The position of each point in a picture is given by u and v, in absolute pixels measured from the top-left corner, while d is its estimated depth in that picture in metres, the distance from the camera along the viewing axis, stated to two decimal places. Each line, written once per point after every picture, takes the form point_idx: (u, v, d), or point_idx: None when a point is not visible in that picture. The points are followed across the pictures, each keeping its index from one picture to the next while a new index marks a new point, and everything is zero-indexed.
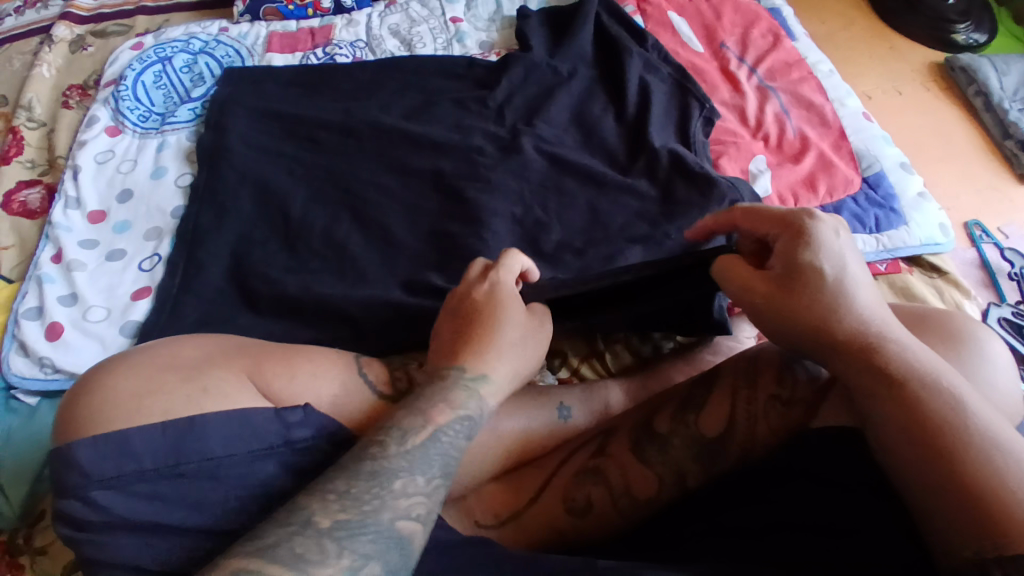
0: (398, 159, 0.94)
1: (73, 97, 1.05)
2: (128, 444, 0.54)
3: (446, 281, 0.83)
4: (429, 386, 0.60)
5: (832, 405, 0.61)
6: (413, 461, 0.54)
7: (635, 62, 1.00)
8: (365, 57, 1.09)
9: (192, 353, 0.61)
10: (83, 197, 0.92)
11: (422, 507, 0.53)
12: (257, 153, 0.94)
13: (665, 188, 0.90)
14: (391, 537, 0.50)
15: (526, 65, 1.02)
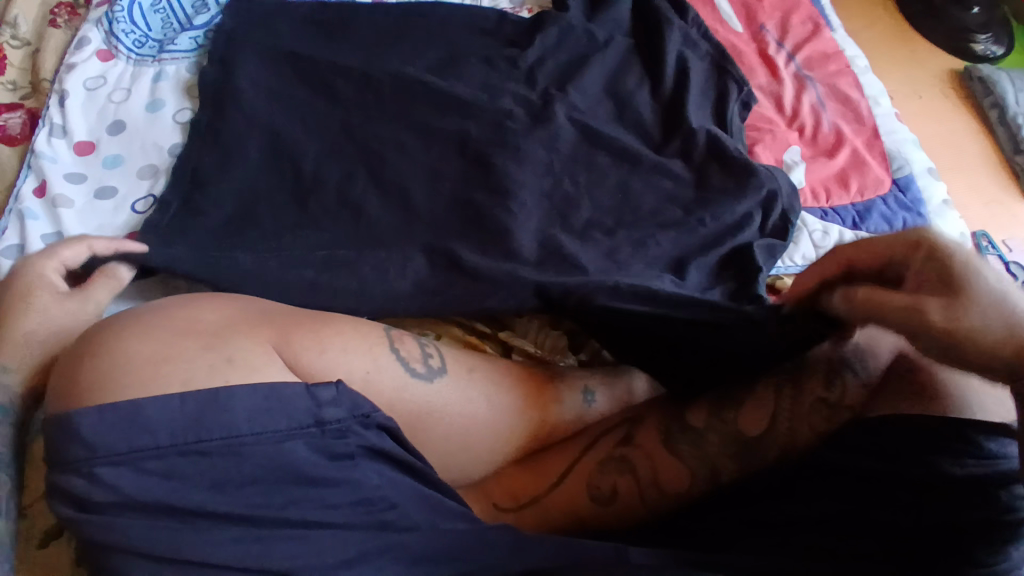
0: (423, 118, 0.87)
1: (60, 15, 0.94)
2: (141, 416, 0.49)
3: (471, 251, 0.77)
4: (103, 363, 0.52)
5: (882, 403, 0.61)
6: None
7: (675, 37, 0.97)
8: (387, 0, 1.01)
9: (213, 318, 0.57)
10: (70, 125, 0.82)
11: None
12: (267, 96, 0.87)
13: (699, 173, 0.87)
14: None
15: (561, 26, 0.97)
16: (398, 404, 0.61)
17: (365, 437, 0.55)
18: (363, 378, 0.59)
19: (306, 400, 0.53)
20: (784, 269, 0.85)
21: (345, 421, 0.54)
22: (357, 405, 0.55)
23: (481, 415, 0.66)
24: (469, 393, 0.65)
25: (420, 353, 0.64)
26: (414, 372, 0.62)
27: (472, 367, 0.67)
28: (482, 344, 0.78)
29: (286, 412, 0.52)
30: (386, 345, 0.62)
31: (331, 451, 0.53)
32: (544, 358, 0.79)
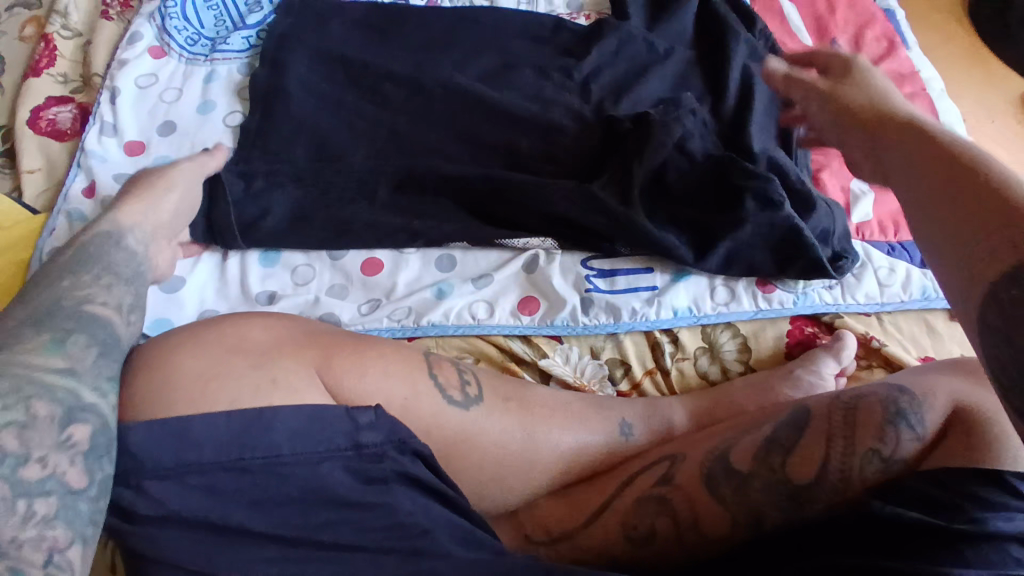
0: (470, 128, 0.85)
1: (114, 7, 0.95)
2: (188, 433, 0.47)
3: None
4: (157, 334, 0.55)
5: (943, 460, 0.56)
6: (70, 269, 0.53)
7: (740, 51, 0.92)
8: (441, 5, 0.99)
9: (258, 335, 0.55)
10: (121, 124, 0.83)
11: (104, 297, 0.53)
12: (315, 99, 0.86)
13: None
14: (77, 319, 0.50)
15: (621, 36, 0.93)
16: (435, 431, 0.59)
17: (401, 462, 0.52)
18: (402, 405, 0.58)
19: (345, 422, 0.51)
20: (844, 308, 0.81)
21: (383, 445, 0.52)
22: (396, 430, 0.52)
23: (516, 445, 0.64)
24: (507, 422, 0.64)
25: (458, 380, 0.62)
26: (450, 402, 0.60)
27: (509, 395, 0.66)
28: (520, 371, 0.77)
29: (325, 435, 0.50)
30: (425, 372, 0.61)
31: (366, 475, 0.51)
32: (583, 386, 0.77)
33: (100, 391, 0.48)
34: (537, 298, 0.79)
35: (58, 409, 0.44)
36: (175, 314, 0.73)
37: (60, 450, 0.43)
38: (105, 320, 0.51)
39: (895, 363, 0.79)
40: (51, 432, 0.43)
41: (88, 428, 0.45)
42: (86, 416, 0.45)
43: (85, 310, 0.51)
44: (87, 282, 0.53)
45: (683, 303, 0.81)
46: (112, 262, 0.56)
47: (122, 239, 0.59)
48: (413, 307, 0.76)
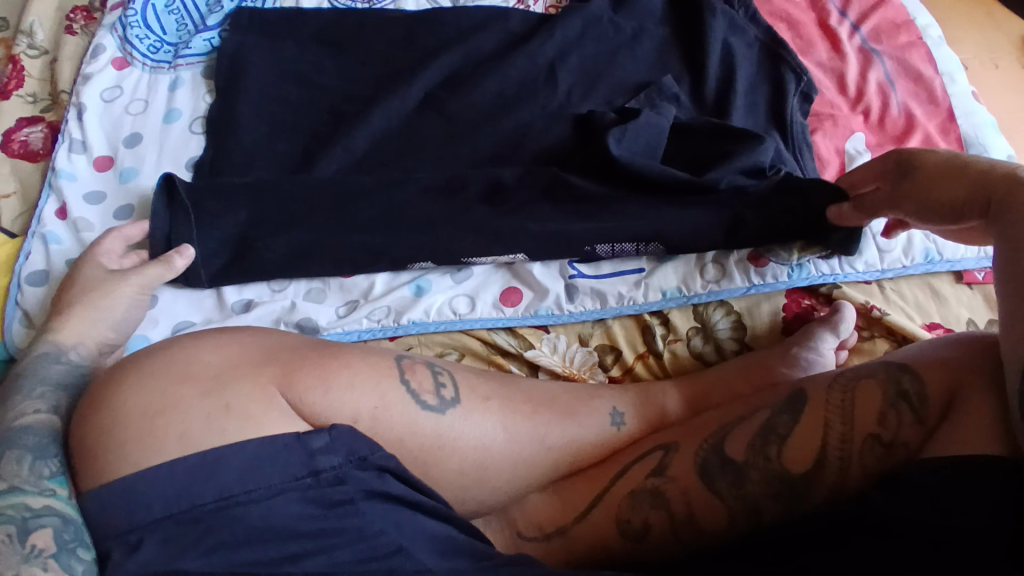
0: (437, 120, 0.82)
1: (77, 21, 0.93)
2: (133, 493, 0.48)
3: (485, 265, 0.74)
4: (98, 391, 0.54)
5: (944, 439, 0.54)
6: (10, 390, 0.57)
7: (719, 26, 0.87)
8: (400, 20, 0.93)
9: (216, 359, 0.55)
10: (89, 141, 0.82)
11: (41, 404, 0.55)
12: (277, 98, 0.83)
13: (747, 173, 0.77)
14: (15, 431, 0.53)
15: (586, 17, 0.89)
16: (409, 439, 0.58)
17: (365, 480, 0.52)
18: (371, 416, 0.57)
19: (298, 450, 0.51)
20: (842, 278, 0.78)
21: (342, 466, 0.51)
22: (353, 449, 0.52)
23: (498, 447, 0.62)
24: (487, 423, 0.62)
25: (433, 383, 0.61)
26: (425, 407, 0.59)
27: (488, 394, 0.63)
28: (507, 363, 0.74)
29: (279, 466, 0.50)
30: (398, 378, 0.59)
31: (327, 499, 0.50)
32: (573, 375, 0.75)
33: (47, 490, 0.49)
34: (519, 289, 0.77)
35: (11, 527, 0.46)
36: (150, 331, 0.72)
37: (28, 563, 0.45)
38: (43, 424, 0.54)
39: (898, 331, 0.75)
40: (14, 551, 0.45)
41: (48, 531, 0.46)
42: (42, 522, 0.47)
43: (19, 424, 0.53)
44: (23, 399, 0.56)
45: (671, 284, 0.78)
46: (48, 376, 0.58)
47: (62, 355, 0.61)
48: (392, 307, 0.74)
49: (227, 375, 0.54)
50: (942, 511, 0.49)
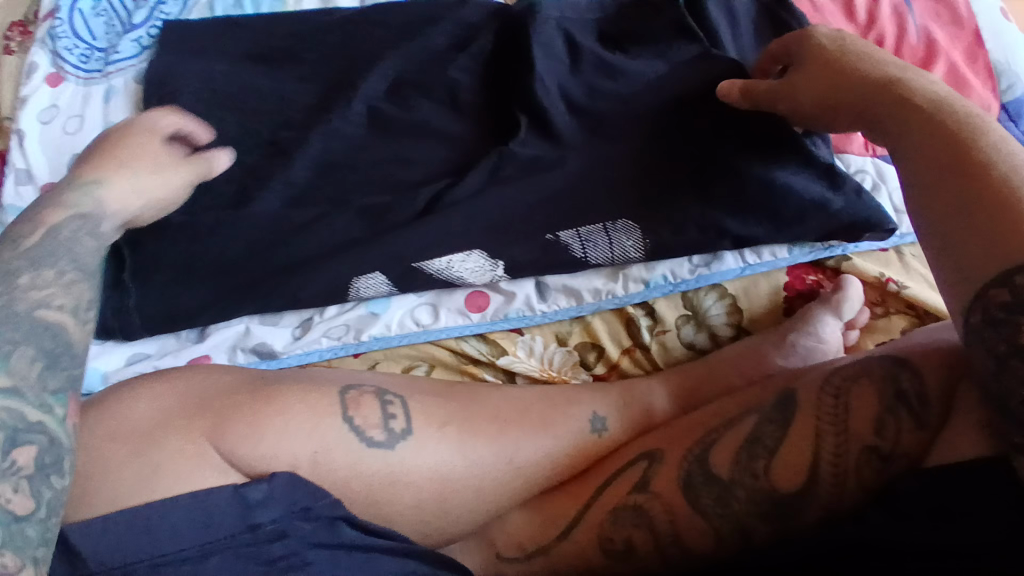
0: (385, 106, 0.75)
1: (11, 37, 0.90)
2: (89, 544, 0.48)
3: (444, 266, 0.68)
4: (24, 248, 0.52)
5: (953, 442, 0.47)
6: (38, 255, 0.52)
7: None
8: None
9: (145, 415, 0.53)
10: (34, 169, 0.78)
11: (64, 297, 0.51)
12: (210, 102, 0.77)
13: (748, 147, 0.67)
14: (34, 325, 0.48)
15: None
16: (355, 480, 0.55)
17: (311, 530, 0.52)
18: (311, 460, 0.53)
19: (234, 504, 0.50)
20: (852, 248, 0.70)
21: (280, 521, 0.50)
22: (294, 499, 0.51)
23: (459, 475, 0.58)
24: (443, 451, 0.57)
25: (381, 415, 0.57)
26: (370, 444, 0.55)
27: (444, 419, 0.59)
28: (480, 372, 0.70)
29: (213, 523, 0.49)
30: (337, 419, 0.55)
31: (265, 555, 0.50)
32: (553, 378, 0.70)
33: (47, 405, 0.47)
34: (485, 291, 0.70)
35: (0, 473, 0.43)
36: (106, 361, 0.69)
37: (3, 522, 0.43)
38: (59, 328, 0.50)
39: (917, 306, 0.68)
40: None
41: (32, 449, 0.45)
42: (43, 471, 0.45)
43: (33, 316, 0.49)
44: (22, 287, 0.49)
45: (656, 272, 0.70)
46: (77, 253, 0.54)
47: (94, 228, 0.57)
48: (351, 322, 0.69)
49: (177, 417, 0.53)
50: (948, 527, 0.43)
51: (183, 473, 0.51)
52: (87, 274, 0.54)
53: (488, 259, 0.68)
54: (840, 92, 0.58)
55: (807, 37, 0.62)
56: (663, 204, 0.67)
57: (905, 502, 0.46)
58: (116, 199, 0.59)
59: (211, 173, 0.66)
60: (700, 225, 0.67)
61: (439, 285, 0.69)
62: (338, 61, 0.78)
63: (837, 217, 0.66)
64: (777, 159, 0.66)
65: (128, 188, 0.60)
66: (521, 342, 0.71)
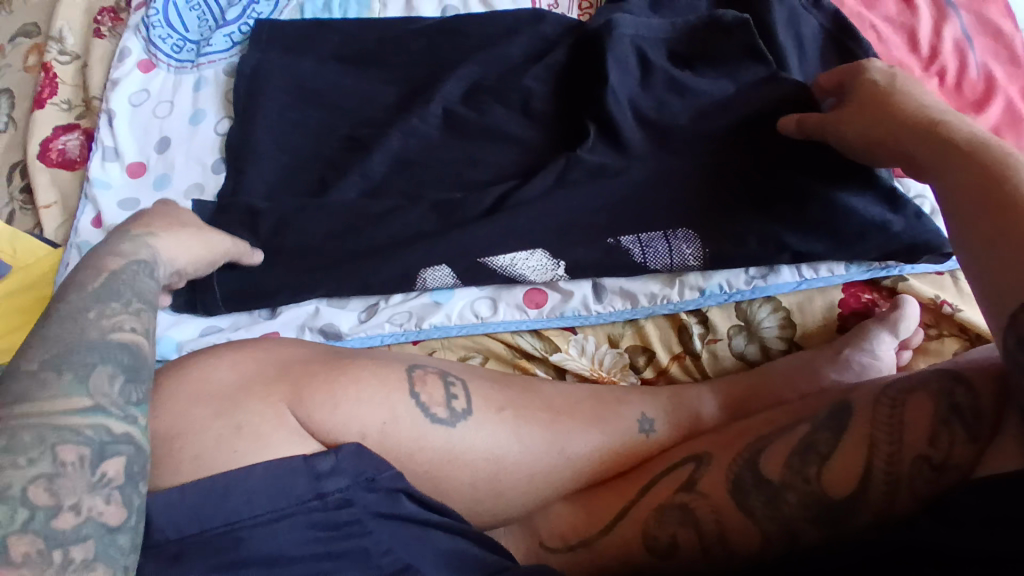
0: (459, 110, 0.79)
1: (104, 23, 0.96)
2: (166, 504, 0.49)
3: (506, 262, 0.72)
4: (106, 277, 0.54)
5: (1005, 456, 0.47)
6: (100, 291, 0.53)
7: (779, 9, 0.79)
8: (417, 6, 0.89)
9: (226, 378, 0.56)
10: (122, 147, 0.83)
11: (134, 322, 0.53)
12: (296, 98, 0.82)
13: (807, 169, 0.70)
14: (109, 346, 0.50)
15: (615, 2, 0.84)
16: (419, 454, 0.57)
17: (373, 501, 0.53)
18: (380, 431, 0.57)
19: (305, 472, 0.52)
20: (909, 268, 0.71)
21: (348, 491, 0.52)
22: (360, 470, 0.53)
23: (513, 459, 0.61)
24: (500, 435, 0.60)
25: (445, 394, 0.60)
26: (435, 420, 0.58)
27: (503, 403, 0.62)
28: (532, 366, 0.72)
29: (285, 490, 0.51)
30: (406, 392, 0.59)
31: (331, 521, 0.52)
32: (602, 377, 0.72)
33: (130, 416, 0.48)
34: (543, 288, 0.73)
35: (90, 449, 0.45)
36: (179, 331, 0.73)
37: (94, 492, 0.44)
38: (133, 345, 0.51)
39: (970, 332, 0.68)
40: (83, 476, 0.44)
41: (122, 458, 0.46)
42: (119, 448, 0.46)
43: (114, 338, 0.50)
44: (119, 308, 0.53)
45: (713, 281, 0.72)
46: (147, 290, 0.56)
47: (156, 270, 0.59)
48: (414, 309, 0.73)
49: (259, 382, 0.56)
50: (998, 535, 0.43)
51: (262, 437, 0.53)
52: (147, 301, 0.55)
53: (549, 258, 0.71)
54: (887, 125, 0.61)
55: (860, 77, 0.66)
56: (723, 217, 0.71)
57: (957, 511, 0.47)
58: (168, 248, 0.62)
59: (249, 261, 0.72)
60: (759, 238, 0.70)
61: (501, 280, 0.72)
62: (418, 67, 0.83)
63: (896, 239, 0.69)
64: (838, 185, 0.70)
65: (176, 243, 0.63)
66: (575, 342, 0.73)
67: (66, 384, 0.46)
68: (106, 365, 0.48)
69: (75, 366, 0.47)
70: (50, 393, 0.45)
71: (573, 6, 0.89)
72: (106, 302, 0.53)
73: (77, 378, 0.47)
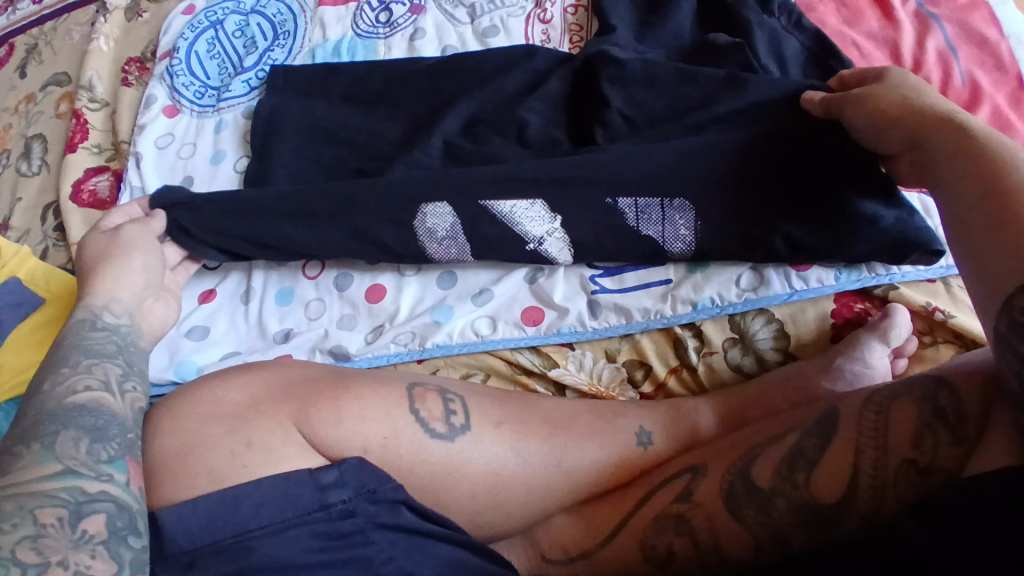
0: (458, 143, 0.84)
1: (131, 72, 1.03)
2: (177, 515, 0.53)
3: (506, 216, 0.75)
4: (62, 348, 0.61)
5: (988, 457, 0.48)
6: (58, 361, 0.59)
7: (762, 35, 0.83)
8: (420, 47, 0.94)
9: (240, 398, 0.60)
10: (148, 187, 0.89)
11: (92, 381, 0.57)
12: (307, 135, 0.87)
13: (797, 161, 0.71)
14: (73, 410, 0.54)
15: (605, 33, 0.88)
16: (419, 466, 0.60)
17: (374, 512, 0.56)
18: (381, 445, 0.59)
19: (310, 484, 0.55)
20: (899, 277, 0.72)
21: (351, 501, 0.55)
22: (362, 483, 0.56)
23: (511, 470, 0.63)
24: (499, 447, 0.63)
25: (444, 410, 0.63)
26: (433, 434, 0.61)
27: (500, 418, 0.64)
28: (532, 383, 0.75)
29: (292, 502, 0.54)
30: (407, 408, 0.62)
31: (335, 531, 0.54)
32: (602, 393, 0.74)
33: (104, 473, 0.51)
34: (540, 307, 0.76)
35: (66, 510, 0.48)
36: (201, 357, 0.78)
37: (78, 547, 0.46)
38: (95, 404, 0.55)
39: (965, 336, 0.69)
40: (65, 535, 0.47)
41: (100, 517, 0.48)
42: (96, 506, 0.49)
43: (72, 402, 0.55)
44: (70, 372, 0.58)
45: (703, 295, 0.74)
46: (98, 344, 0.62)
47: (101, 319, 0.65)
48: (418, 329, 0.76)
49: (269, 401, 0.60)
50: (975, 533, 0.44)
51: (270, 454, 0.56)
52: (105, 356, 0.61)
53: (548, 211, 0.74)
54: (893, 118, 0.62)
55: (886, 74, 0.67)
56: (720, 206, 0.72)
57: (939, 514, 0.48)
58: (116, 291, 0.68)
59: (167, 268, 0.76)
60: (751, 232, 0.72)
61: (501, 229, 0.75)
62: (421, 103, 0.88)
63: (886, 232, 0.70)
64: (833, 174, 0.71)
65: (115, 281, 0.69)
66: (574, 360, 0.75)
67: (35, 454, 0.50)
68: (70, 429, 0.52)
69: (43, 437, 0.51)
70: (25, 466, 0.49)
71: (565, 40, 0.93)
72: (66, 373, 0.57)
73: (45, 448, 0.51)
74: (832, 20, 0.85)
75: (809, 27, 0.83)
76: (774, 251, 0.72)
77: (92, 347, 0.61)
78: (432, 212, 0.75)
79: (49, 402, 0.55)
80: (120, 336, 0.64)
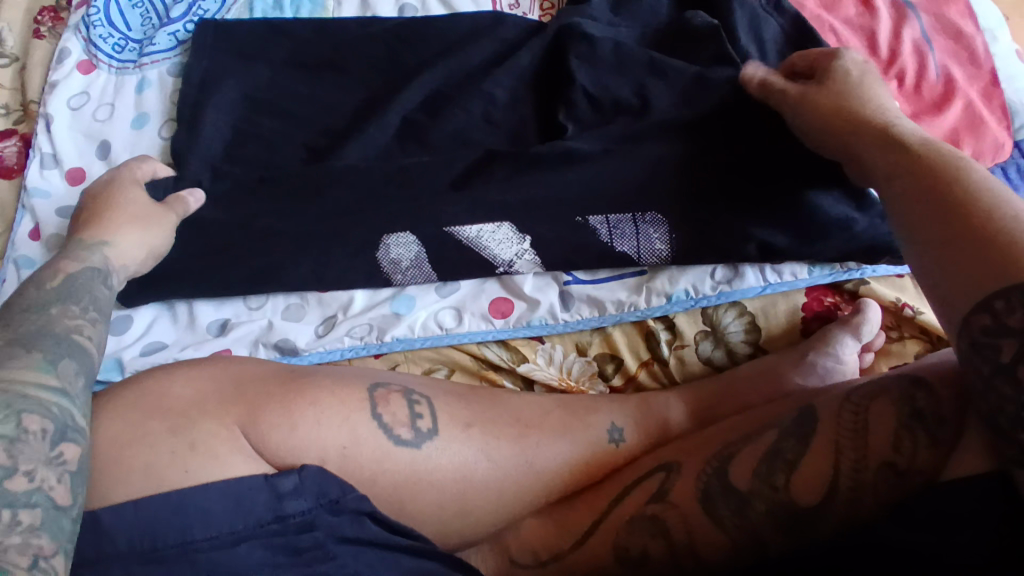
0: (419, 118, 0.78)
1: (45, 23, 0.91)
2: (103, 529, 0.47)
3: (473, 236, 0.71)
4: (70, 279, 0.57)
5: None
6: (61, 295, 0.55)
7: (740, 15, 0.79)
8: (375, 6, 0.86)
9: (181, 399, 0.53)
10: (61, 153, 0.79)
11: (87, 329, 0.54)
12: (252, 102, 0.79)
13: (772, 165, 0.71)
14: (69, 343, 0.51)
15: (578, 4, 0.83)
16: (382, 476, 0.56)
17: (335, 524, 0.51)
18: (340, 455, 0.55)
19: (265, 491, 0.50)
20: (870, 272, 0.72)
21: (310, 512, 0.51)
22: (324, 491, 0.51)
23: (481, 476, 0.59)
24: (468, 452, 0.59)
25: (409, 412, 0.58)
26: (398, 442, 0.57)
27: (470, 420, 0.60)
28: (500, 378, 0.71)
29: (245, 509, 0.49)
30: (367, 414, 0.57)
31: (293, 546, 0.50)
32: (572, 388, 0.71)
33: (85, 414, 0.49)
34: (509, 299, 0.72)
35: (51, 424, 0.45)
36: (124, 351, 0.70)
37: (50, 466, 0.44)
38: (84, 350, 0.53)
39: (931, 332, 0.70)
40: (43, 446, 0.44)
41: (75, 449, 0.46)
42: (74, 437, 0.46)
43: (71, 334, 0.52)
44: (79, 313, 0.55)
45: (678, 287, 0.72)
46: (100, 297, 0.58)
47: (109, 279, 0.61)
48: (375, 322, 0.71)
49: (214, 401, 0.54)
50: None
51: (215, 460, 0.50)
52: (105, 318, 0.58)
53: (516, 232, 0.71)
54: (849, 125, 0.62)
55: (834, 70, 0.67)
56: (673, 211, 0.70)
57: None
58: (119, 255, 0.63)
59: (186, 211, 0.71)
60: (704, 238, 0.70)
61: (466, 250, 0.71)
62: (379, 72, 0.81)
63: (858, 238, 0.70)
64: (805, 183, 0.70)
65: (131, 242, 0.65)
66: (544, 354, 0.72)
67: (38, 357, 0.48)
68: (70, 359, 0.50)
69: (47, 350, 0.49)
70: (27, 363, 0.47)
71: (534, 7, 0.87)
72: (68, 305, 0.55)
73: (44, 360, 0.48)
74: (810, 3, 0.83)
75: (790, 10, 0.80)
76: (752, 245, 0.70)
77: (92, 296, 0.58)
78: (392, 240, 0.71)
79: (49, 322, 0.52)
80: (114, 296, 0.61)
